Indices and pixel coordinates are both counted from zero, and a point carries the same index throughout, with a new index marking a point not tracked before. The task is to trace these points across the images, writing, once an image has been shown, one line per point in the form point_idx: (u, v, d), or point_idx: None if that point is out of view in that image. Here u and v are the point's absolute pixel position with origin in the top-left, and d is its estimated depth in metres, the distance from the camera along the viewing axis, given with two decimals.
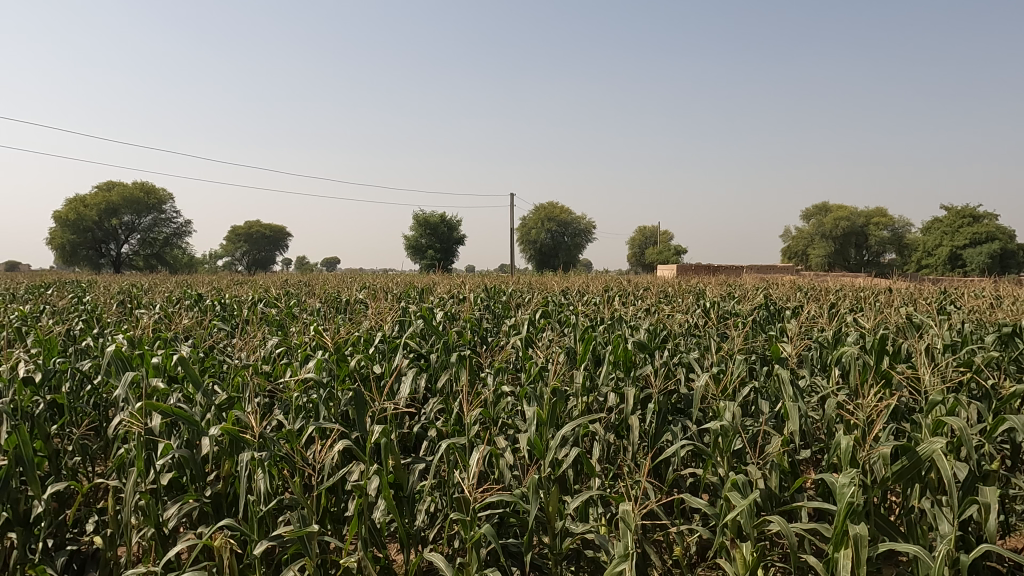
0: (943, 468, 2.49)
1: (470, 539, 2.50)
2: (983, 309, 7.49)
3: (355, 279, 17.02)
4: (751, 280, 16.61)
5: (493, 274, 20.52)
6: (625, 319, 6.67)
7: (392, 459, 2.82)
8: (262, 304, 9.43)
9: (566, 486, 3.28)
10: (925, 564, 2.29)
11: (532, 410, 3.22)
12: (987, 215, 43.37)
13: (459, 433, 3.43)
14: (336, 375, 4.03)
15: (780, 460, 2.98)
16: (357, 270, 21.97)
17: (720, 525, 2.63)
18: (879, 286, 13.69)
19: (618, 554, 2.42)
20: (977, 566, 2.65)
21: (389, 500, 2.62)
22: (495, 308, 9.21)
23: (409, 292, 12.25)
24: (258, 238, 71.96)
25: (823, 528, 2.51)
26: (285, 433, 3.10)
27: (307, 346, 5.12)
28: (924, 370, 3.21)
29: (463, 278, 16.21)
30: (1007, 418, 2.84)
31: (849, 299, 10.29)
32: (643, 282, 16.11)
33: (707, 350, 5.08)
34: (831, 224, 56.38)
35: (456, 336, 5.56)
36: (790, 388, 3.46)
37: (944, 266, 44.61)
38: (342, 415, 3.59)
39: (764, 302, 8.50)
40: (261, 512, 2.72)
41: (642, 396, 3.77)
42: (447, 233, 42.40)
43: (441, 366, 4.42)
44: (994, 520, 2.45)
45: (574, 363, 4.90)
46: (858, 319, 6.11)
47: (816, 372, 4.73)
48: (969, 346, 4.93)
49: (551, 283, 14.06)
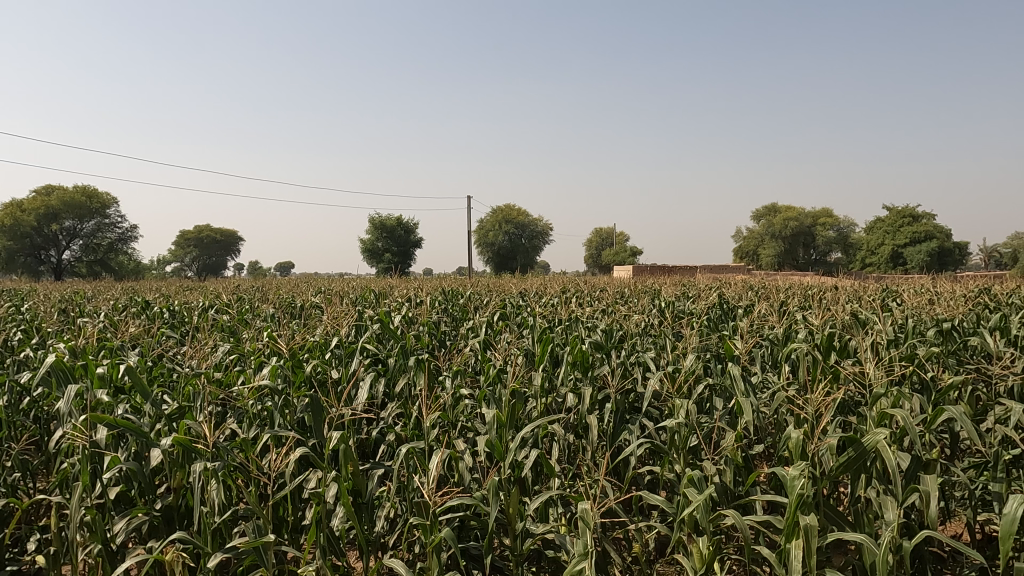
0: (887, 459, 2.59)
1: (431, 543, 2.48)
2: (924, 305, 7.82)
3: (309, 283, 16.85)
4: (705, 279, 16.96)
5: (450, 276, 20.45)
6: (583, 320, 6.76)
7: (351, 466, 2.78)
8: (213, 311, 9.21)
9: (527, 487, 3.29)
10: (872, 552, 2.37)
11: (491, 412, 3.22)
12: (926, 216, 45.19)
13: (418, 437, 3.41)
14: (291, 382, 3.96)
15: (734, 455, 3.04)
16: (313, 274, 21.60)
17: (678, 520, 2.67)
18: (825, 284, 14.13)
19: (578, 553, 2.44)
20: (919, 551, 2.76)
21: (347, 506, 2.57)
22: (453, 310, 9.17)
23: (365, 296, 12.12)
24: (208, 242, 70.04)
25: (775, 520, 2.57)
26: (240, 441, 3.02)
27: (260, 354, 5.01)
28: (869, 364, 3.32)
29: (421, 281, 16.13)
30: (945, 407, 2.97)
31: (799, 297, 10.61)
32: (598, 282, 16.31)
33: (663, 349, 5.16)
34: (781, 225, 58.02)
35: (414, 340, 5.52)
36: (742, 383, 3.55)
37: (886, 265, 46.34)
38: (298, 422, 3.51)
39: (717, 301, 8.68)
40: (215, 523, 2.64)
41: (599, 396, 3.81)
42: (405, 236, 42.06)
43: (399, 370, 4.39)
44: (935, 507, 2.55)
45: (533, 364, 4.91)
46: (806, 316, 6.29)
47: (767, 368, 4.86)
48: (910, 341, 5.14)
49: (508, 286, 14.17)
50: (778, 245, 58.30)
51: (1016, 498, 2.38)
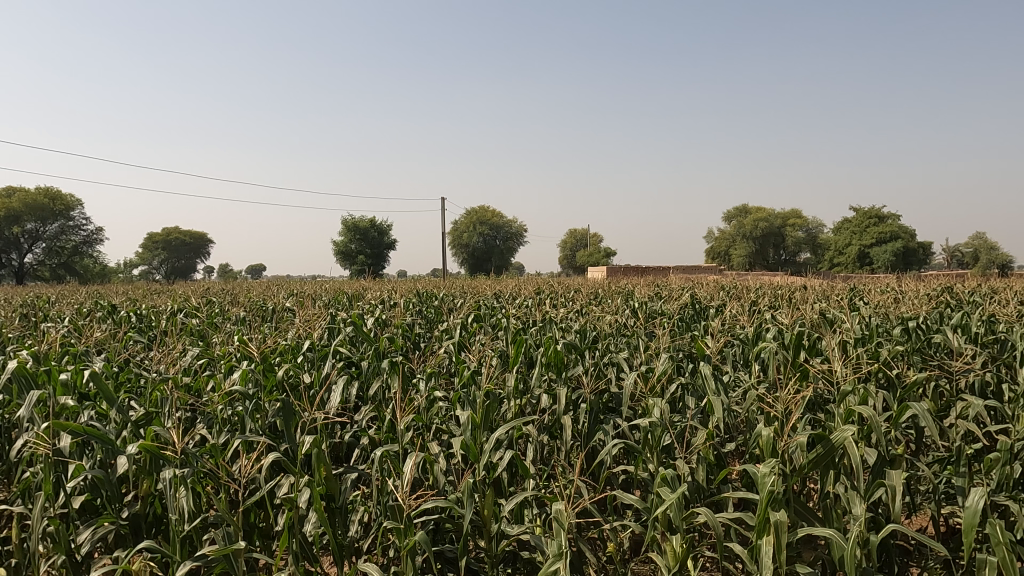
0: (854, 455, 2.64)
1: (405, 547, 2.47)
2: (890, 304, 8.00)
3: (280, 285, 16.64)
4: (677, 279, 17.16)
5: (424, 278, 20.39)
6: (556, 321, 6.79)
7: (324, 470, 2.75)
8: (182, 315, 9.06)
9: (501, 489, 3.28)
10: (840, 547, 2.42)
11: (465, 415, 3.22)
12: (891, 217, 46.24)
13: (392, 440, 3.38)
14: (262, 386, 3.91)
15: (706, 454, 3.07)
16: (286, 277, 21.31)
17: (651, 519, 2.69)
18: (794, 284, 14.37)
19: (553, 553, 2.45)
20: (886, 544, 2.81)
21: (320, 512, 2.54)
22: (427, 313, 9.14)
23: (338, 298, 12.03)
24: (177, 244, 68.83)
25: (747, 517, 2.61)
26: (209, 447, 2.97)
27: (231, 358, 4.94)
28: (836, 362, 3.39)
29: (396, 283, 16.07)
30: (909, 404, 3.04)
31: (770, 296, 10.79)
32: (572, 283, 16.39)
33: (636, 349, 5.20)
34: (752, 225, 58.91)
35: (387, 343, 5.49)
36: (713, 382, 3.59)
37: (854, 264, 47.31)
38: (269, 426, 3.46)
39: (689, 301, 8.79)
40: (184, 531, 2.59)
41: (573, 396, 3.82)
42: (378, 236, 41.67)
43: (373, 374, 4.36)
44: (900, 501, 2.61)
45: (507, 365, 4.92)
46: (776, 315, 6.40)
47: (738, 367, 4.92)
48: (875, 338, 5.26)
49: (482, 288, 14.17)
50: (749, 245, 59.20)
51: (978, 491, 2.45)
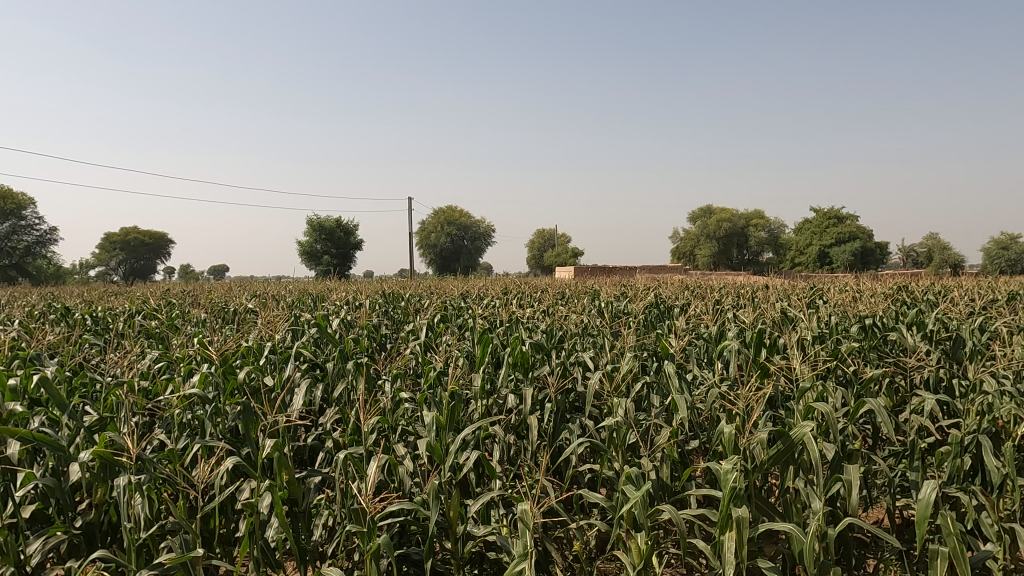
0: (813, 450, 2.70)
1: (369, 550, 2.44)
2: (848, 303, 8.23)
3: (242, 286, 16.33)
4: (642, 279, 17.38)
5: (390, 278, 20.23)
6: (523, 321, 6.81)
7: (286, 474, 2.70)
8: (140, 317, 8.85)
9: (468, 490, 3.27)
10: (800, 541, 2.47)
11: (430, 416, 3.19)
12: (850, 217, 47.45)
13: (357, 442, 3.34)
14: (222, 389, 3.82)
15: (670, 451, 3.11)
16: (248, 279, 20.95)
17: (617, 517, 2.71)
18: (755, 283, 14.66)
19: (519, 553, 2.45)
20: (843, 537, 2.88)
21: (282, 517, 2.50)
22: (394, 314, 9.07)
23: (302, 299, 11.86)
24: (136, 245, 67.05)
25: (710, 513, 2.64)
26: (167, 453, 2.90)
27: (190, 361, 4.83)
28: (796, 360, 3.46)
29: (362, 284, 15.95)
30: (865, 400, 3.12)
31: (733, 296, 11.00)
32: (539, 283, 16.45)
33: (602, 348, 5.24)
34: (716, 226, 59.89)
35: (352, 344, 5.43)
36: (676, 381, 3.64)
37: (814, 264, 48.43)
38: (230, 430, 3.40)
39: (655, 301, 8.89)
40: (140, 539, 2.52)
41: (539, 396, 3.82)
42: (345, 236, 41.27)
43: (338, 375, 4.32)
44: (857, 495, 2.68)
45: (473, 366, 4.92)
46: (738, 314, 6.51)
47: (702, 365, 4.99)
48: (834, 336, 5.39)
49: (449, 288, 14.14)
50: (713, 245, 60.21)
51: (931, 483, 2.53)
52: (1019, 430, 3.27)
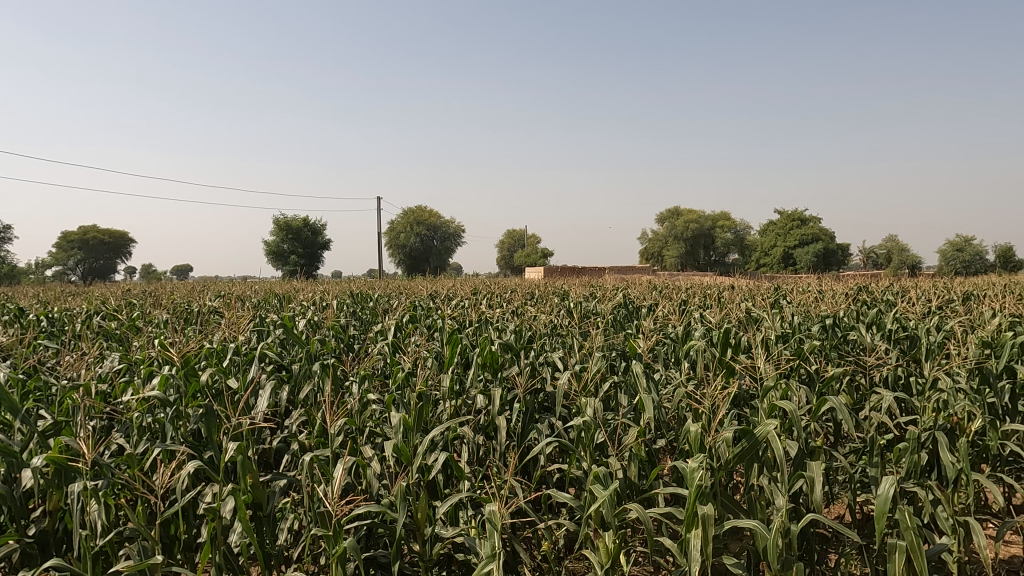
0: (776, 448, 2.75)
1: (335, 554, 2.41)
2: (811, 303, 8.43)
3: (205, 286, 16.02)
4: (611, 279, 17.55)
5: (358, 278, 20.06)
6: (492, 321, 6.81)
7: (250, 477, 2.65)
8: (99, 317, 8.62)
9: (436, 491, 3.25)
10: (764, 538, 2.51)
11: (397, 417, 3.16)
12: (813, 219, 48.51)
13: (323, 445, 3.30)
14: (184, 392, 3.74)
15: (638, 450, 3.13)
16: (212, 279, 20.56)
17: (585, 517, 2.72)
18: (720, 283, 14.91)
19: (486, 555, 2.44)
20: (805, 533, 2.94)
21: (245, 522, 2.45)
22: (362, 314, 9.00)
23: (268, 299, 11.69)
24: (95, 244, 65.25)
25: (676, 511, 2.66)
26: (125, 457, 2.82)
27: (151, 363, 4.71)
28: (760, 359, 3.52)
29: (329, 284, 15.79)
30: (827, 398, 3.18)
31: (699, 296, 11.17)
32: (508, 283, 16.48)
33: (571, 348, 5.27)
34: (684, 227, 60.71)
35: (319, 345, 5.35)
36: (644, 381, 3.67)
37: (779, 265, 49.41)
38: (192, 434, 3.32)
39: (623, 300, 8.98)
40: (96, 546, 2.44)
41: (508, 397, 3.81)
42: (313, 236, 40.84)
43: (304, 377, 4.25)
44: (819, 491, 2.74)
45: (442, 366, 4.90)
46: (704, 314, 6.61)
47: (669, 365, 5.05)
48: (797, 335, 5.49)
49: (419, 288, 14.09)
50: (680, 246, 61.03)
51: (889, 479, 2.59)
52: (972, 426, 3.38)
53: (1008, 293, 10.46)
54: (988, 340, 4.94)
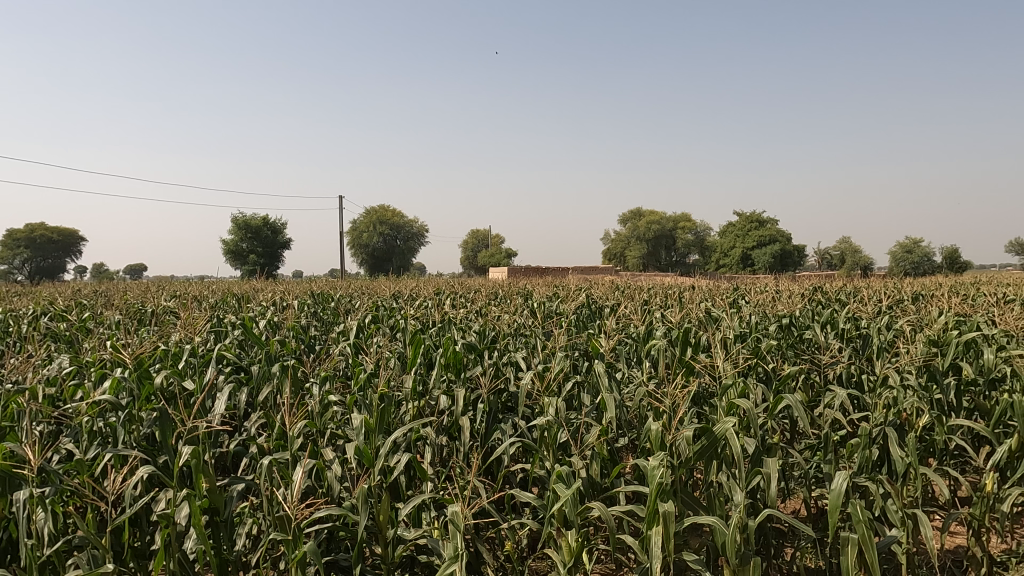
0: (735, 445, 2.81)
1: (294, 559, 2.38)
2: (768, 303, 8.64)
3: (160, 286, 15.61)
4: (574, 279, 17.71)
5: (319, 278, 19.80)
6: (456, 321, 6.80)
7: (206, 482, 2.59)
8: (47, 319, 8.32)
9: (399, 492, 3.22)
10: (723, 533, 2.56)
11: (359, 418, 3.13)
12: (771, 221, 49.66)
13: (283, 448, 3.24)
14: (137, 396, 3.63)
15: (600, 449, 3.17)
16: (166, 278, 20.03)
17: (548, 516, 2.74)
18: (681, 283, 15.16)
19: (449, 556, 2.44)
20: (763, 528, 3.00)
21: (201, 528, 2.39)
22: (324, 314, 8.89)
23: (226, 299, 11.45)
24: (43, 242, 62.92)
25: (638, 509, 2.69)
26: (74, 463, 2.73)
27: (102, 366, 4.56)
28: (719, 357, 3.59)
29: (290, 284, 15.56)
30: (783, 396, 3.26)
31: (661, 296, 11.34)
32: (471, 283, 16.48)
33: (534, 348, 5.29)
34: (646, 228, 61.51)
35: (279, 346, 5.27)
36: (606, 380, 3.70)
37: (738, 266, 50.43)
38: (145, 437, 3.23)
39: (586, 300, 9.05)
40: (43, 556, 2.36)
41: (472, 397, 3.81)
42: (273, 236, 40.07)
43: (264, 378, 4.18)
44: (776, 487, 2.80)
45: (405, 367, 4.86)
46: (666, 313, 6.70)
47: (631, 364, 5.10)
48: (755, 335, 5.62)
49: (381, 288, 13.97)
50: (642, 247, 61.82)
51: (842, 473, 2.67)
52: (920, 422, 3.50)
53: (954, 293, 10.89)
54: (935, 338, 5.12)
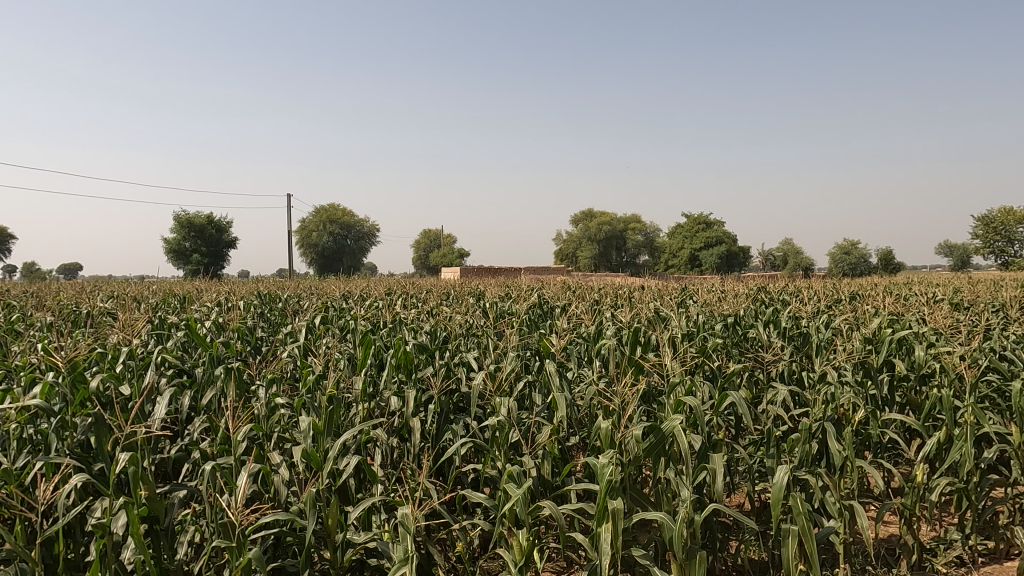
0: (681, 442, 2.87)
1: (239, 566, 2.32)
2: (714, 302, 8.87)
3: (96, 286, 15.00)
4: (525, 279, 17.80)
5: (266, 278, 19.37)
6: (407, 322, 6.75)
7: (145, 489, 2.50)
8: None
9: (348, 496, 3.18)
10: (670, 529, 2.61)
11: (307, 421, 3.06)
12: (717, 223, 50.94)
13: (227, 453, 3.16)
14: (70, 401, 3.48)
15: (551, 448, 3.19)
16: (103, 278, 19.26)
17: (499, 515, 2.74)
18: (630, 283, 15.41)
19: (399, 558, 2.42)
20: (708, 522, 3.08)
21: (140, 538, 2.31)
22: (271, 314, 8.69)
23: (167, 300, 11.07)
24: None
25: (588, 506, 2.72)
26: (2, 473, 2.59)
27: (33, 370, 4.35)
28: (667, 356, 3.66)
29: (234, 284, 15.19)
30: (728, 393, 3.35)
31: (612, 296, 11.51)
32: (422, 283, 16.40)
33: (486, 348, 5.29)
34: (597, 229, 62.26)
35: (223, 348, 5.12)
36: (557, 380, 3.73)
37: (686, 267, 51.54)
38: (79, 444, 3.09)
39: (538, 301, 9.11)
40: None
41: (423, 398, 3.78)
42: (218, 236, 39.04)
43: (207, 382, 4.06)
44: (720, 482, 2.88)
45: (355, 368, 4.80)
46: (616, 313, 6.80)
47: (581, 363, 5.16)
48: (702, 334, 5.76)
49: (331, 288, 13.76)
50: (594, 248, 62.55)
51: (783, 468, 2.76)
52: (856, 417, 3.65)
53: (888, 293, 11.41)
54: (870, 336, 5.34)
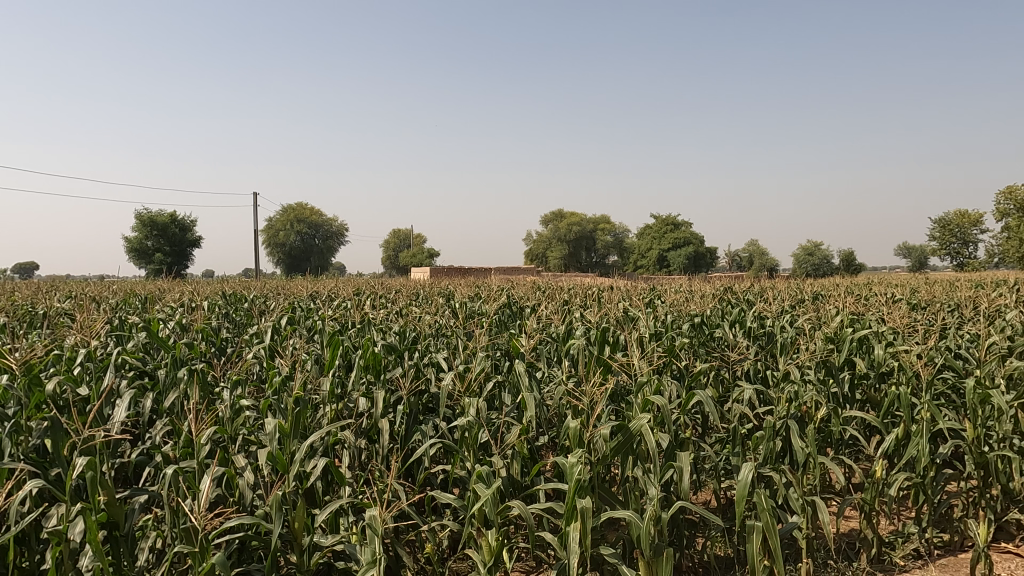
0: (649, 440, 2.90)
1: (201, 571, 2.27)
2: (682, 302, 8.98)
3: (53, 286, 14.59)
4: (495, 279, 17.82)
5: (231, 278, 19.05)
6: (376, 322, 6.70)
7: (103, 495, 2.43)
8: None
9: (315, 498, 3.13)
10: (637, 527, 2.63)
11: (273, 423, 3.02)
12: (685, 224, 51.60)
13: (190, 456, 3.09)
14: (25, 405, 3.37)
15: (520, 448, 3.19)
16: (61, 277, 18.75)
17: (468, 515, 2.74)
18: (599, 284, 15.54)
19: (367, 561, 2.39)
20: (675, 520, 3.11)
21: (98, 544, 2.24)
22: (237, 315, 8.55)
23: (128, 300, 10.82)
24: None
25: (557, 505, 2.73)
26: None
27: None
28: (635, 355, 3.69)
29: (199, 284, 14.93)
30: (695, 392, 3.40)
31: (582, 296, 11.59)
32: (391, 283, 16.33)
33: (455, 349, 5.28)
34: (567, 229, 62.59)
35: (186, 349, 5.02)
36: (526, 380, 3.73)
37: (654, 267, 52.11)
38: (34, 449, 2.99)
39: (508, 301, 9.13)
40: None
41: (391, 399, 3.75)
42: (182, 236, 38.27)
43: (170, 384, 3.97)
44: (687, 480, 2.91)
45: (323, 369, 4.74)
46: (585, 313, 6.85)
47: (550, 363, 5.17)
48: (669, 334, 5.82)
49: (298, 288, 13.60)
50: (564, 248, 62.87)
51: (747, 465, 2.80)
52: (818, 414, 3.73)
53: (849, 294, 11.69)
54: (832, 336, 5.46)
